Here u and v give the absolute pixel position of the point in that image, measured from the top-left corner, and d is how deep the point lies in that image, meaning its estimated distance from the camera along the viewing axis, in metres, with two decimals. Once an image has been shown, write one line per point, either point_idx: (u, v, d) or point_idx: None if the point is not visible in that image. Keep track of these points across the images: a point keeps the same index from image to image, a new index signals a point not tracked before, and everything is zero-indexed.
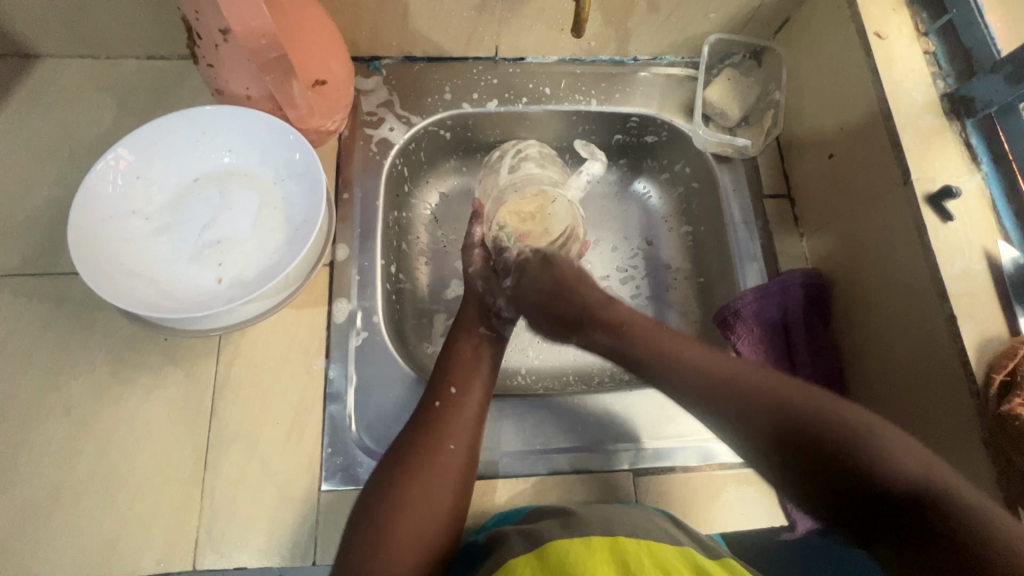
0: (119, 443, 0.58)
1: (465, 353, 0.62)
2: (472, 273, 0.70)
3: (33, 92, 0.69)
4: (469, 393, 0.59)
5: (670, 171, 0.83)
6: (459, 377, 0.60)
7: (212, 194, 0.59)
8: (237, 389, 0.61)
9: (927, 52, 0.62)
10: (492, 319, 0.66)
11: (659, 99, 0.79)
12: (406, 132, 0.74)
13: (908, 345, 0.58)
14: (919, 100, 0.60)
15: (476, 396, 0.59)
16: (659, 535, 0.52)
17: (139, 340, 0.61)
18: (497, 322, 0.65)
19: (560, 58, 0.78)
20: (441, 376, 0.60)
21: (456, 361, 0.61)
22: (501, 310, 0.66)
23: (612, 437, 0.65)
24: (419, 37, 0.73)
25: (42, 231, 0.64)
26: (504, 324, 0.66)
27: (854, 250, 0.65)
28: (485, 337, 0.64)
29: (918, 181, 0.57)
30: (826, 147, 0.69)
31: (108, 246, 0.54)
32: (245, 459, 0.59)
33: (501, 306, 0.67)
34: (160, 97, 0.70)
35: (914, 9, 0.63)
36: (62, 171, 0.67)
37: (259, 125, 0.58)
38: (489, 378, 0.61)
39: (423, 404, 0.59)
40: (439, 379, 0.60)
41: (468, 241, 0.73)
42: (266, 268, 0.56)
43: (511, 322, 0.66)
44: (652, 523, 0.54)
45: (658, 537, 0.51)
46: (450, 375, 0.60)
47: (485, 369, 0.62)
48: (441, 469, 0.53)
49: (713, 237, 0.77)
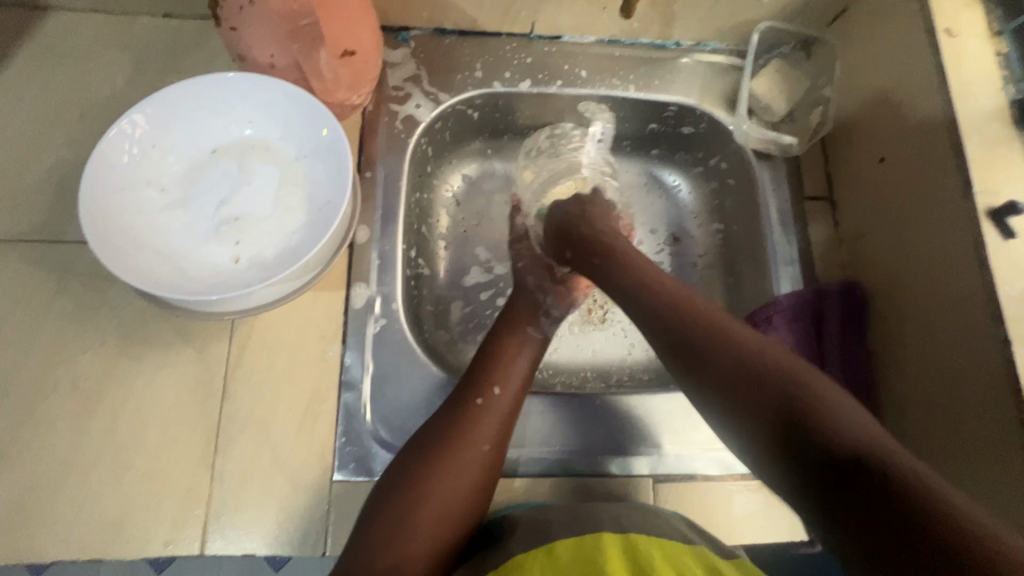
0: (129, 420, 0.57)
1: (509, 349, 0.60)
2: (522, 267, 0.68)
3: (41, 47, 0.65)
4: (508, 394, 0.57)
5: (704, 166, 0.79)
6: (501, 376, 0.58)
7: (230, 168, 0.56)
8: (250, 371, 0.59)
9: (999, 54, 0.58)
10: (540, 317, 0.64)
11: (701, 87, 0.74)
12: (433, 110, 0.70)
13: (953, 366, 0.55)
14: (987, 105, 0.56)
15: (515, 397, 0.57)
16: (673, 533, 0.51)
17: (150, 315, 0.59)
18: (545, 322, 0.64)
19: (598, 38, 0.74)
20: (484, 372, 0.58)
21: (498, 357, 0.59)
22: (549, 310, 0.66)
23: (633, 441, 0.63)
24: (451, 8, 0.69)
25: (50, 195, 0.61)
26: (551, 325, 0.65)
27: (900, 263, 0.62)
28: (531, 337, 0.62)
29: (980, 193, 0.53)
30: (877, 151, 0.65)
31: (122, 218, 0.51)
32: (257, 444, 0.57)
33: (550, 303, 0.66)
34: (175, 59, 0.66)
35: (988, 6, 0.59)
36: (72, 132, 0.63)
37: (282, 96, 0.55)
38: (527, 379, 0.59)
39: (460, 398, 0.56)
40: (480, 374, 0.58)
41: (518, 233, 0.71)
42: (286, 251, 0.53)
43: (557, 323, 0.66)
44: (666, 522, 0.52)
45: (669, 536, 0.50)
46: (493, 372, 0.58)
47: (523, 367, 0.60)
48: (466, 467, 0.52)
49: (747, 237, 0.73)
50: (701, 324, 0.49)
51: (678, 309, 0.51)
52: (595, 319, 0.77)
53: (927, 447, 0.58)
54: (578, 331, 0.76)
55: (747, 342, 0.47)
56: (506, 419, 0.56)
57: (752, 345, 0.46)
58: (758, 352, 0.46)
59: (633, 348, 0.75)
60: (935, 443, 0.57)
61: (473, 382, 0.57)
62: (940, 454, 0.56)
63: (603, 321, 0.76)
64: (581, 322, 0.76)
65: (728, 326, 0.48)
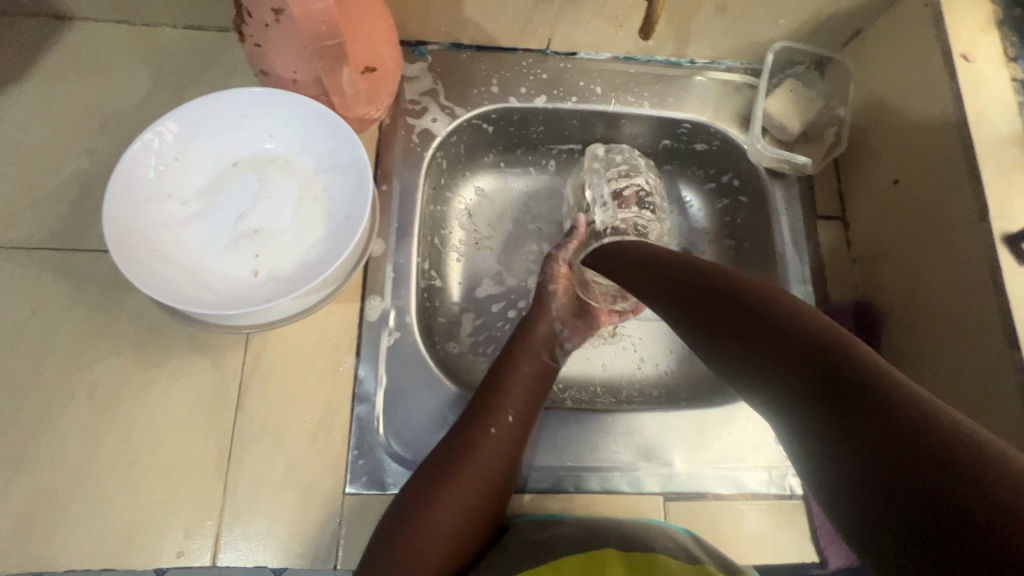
0: (143, 430, 0.57)
1: (526, 376, 0.61)
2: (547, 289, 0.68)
3: (64, 58, 0.66)
4: (520, 422, 0.58)
5: (715, 182, 0.79)
6: (515, 403, 0.58)
7: (250, 181, 0.56)
8: (264, 383, 0.59)
9: (1015, 79, 0.58)
10: (556, 348, 0.66)
11: (715, 105, 0.75)
12: (449, 124, 0.71)
13: (964, 390, 0.55)
14: (1004, 131, 0.56)
15: (527, 425, 0.58)
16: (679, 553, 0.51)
17: (167, 325, 0.59)
18: (561, 353, 0.66)
19: (614, 55, 0.75)
20: (499, 397, 0.58)
21: (515, 384, 0.60)
22: (565, 341, 0.67)
23: (644, 459, 0.63)
24: (470, 25, 0.69)
25: (70, 203, 0.62)
26: (563, 354, 0.67)
27: (915, 284, 0.62)
28: (547, 365, 0.63)
29: (997, 218, 0.54)
30: (890, 173, 0.66)
31: (144, 231, 0.52)
32: (270, 455, 0.57)
33: (565, 335, 0.67)
34: (196, 71, 0.67)
35: (1004, 32, 0.60)
36: (92, 142, 0.64)
37: (303, 112, 0.55)
38: (540, 409, 0.60)
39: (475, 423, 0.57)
40: (495, 403, 0.58)
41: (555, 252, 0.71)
42: (305, 265, 0.54)
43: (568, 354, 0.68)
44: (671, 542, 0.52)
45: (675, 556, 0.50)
46: (506, 398, 0.58)
47: (537, 396, 0.60)
48: (476, 498, 0.53)
49: (759, 255, 0.73)
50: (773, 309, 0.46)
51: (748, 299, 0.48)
52: (605, 333, 0.77)
53: None
54: (589, 344, 0.76)
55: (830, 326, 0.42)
56: (515, 448, 0.57)
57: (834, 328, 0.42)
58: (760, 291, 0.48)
59: (644, 363, 0.75)
60: None
61: (485, 410, 0.57)
62: None
63: (613, 335, 0.76)
64: (592, 336, 0.76)
65: (809, 311, 0.44)
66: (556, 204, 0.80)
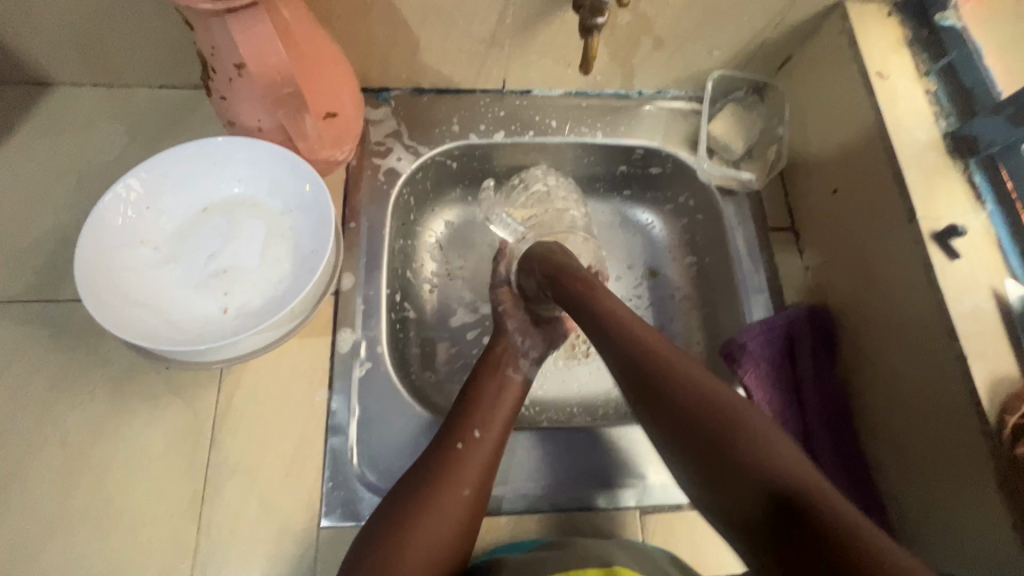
0: (117, 473, 0.57)
1: (488, 393, 0.62)
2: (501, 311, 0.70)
3: (44, 120, 0.70)
4: (489, 435, 0.58)
5: (673, 203, 0.83)
6: (481, 419, 0.59)
7: (219, 224, 0.59)
8: (238, 420, 0.60)
9: (929, 92, 0.63)
10: (520, 359, 0.67)
11: (664, 132, 0.79)
12: (413, 162, 0.75)
13: (914, 382, 0.57)
14: (921, 139, 0.61)
15: (495, 437, 0.59)
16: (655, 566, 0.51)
17: (141, 368, 0.61)
18: (526, 362, 0.67)
19: (566, 91, 0.80)
20: (465, 416, 0.60)
21: (478, 402, 0.61)
22: (530, 351, 0.68)
23: (619, 475, 0.63)
24: (428, 70, 0.74)
25: (47, 255, 0.64)
26: (533, 365, 0.67)
27: (862, 286, 0.64)
28: (511, 380, 0.64)
29: (924, 219, 0.57)
30: (829, 183, 0.70)
31: (116, 275, 0.54)
32: (244, 492, 0.57)
33: (528, 345, 0.68)
34: (171, 126, 0.71)
35: (914, 50, 0.65)
36: (70, 196, 0.67)
37: (269, 158, 0.58)
38: (507, 421, 0.61)
39: (443, 442, 0.58)
40: (461, 420, 0.59)
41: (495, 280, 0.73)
42: (272, 300, 0.56)
43: (539, 363, 0.69)
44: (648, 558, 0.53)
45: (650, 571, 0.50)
46: (472, 415, 0.60)
47: (506, 411, 0.62)
48: (448, 511, 0.53)
49: (718, 268, 0.76)
50: (714, 416, 0.49)
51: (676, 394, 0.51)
52: (578, 354, 0.78)
53: (904, 466, 0.58)
54: (563, 366, 0.77)
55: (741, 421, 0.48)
56: (485, 460, 0.57)
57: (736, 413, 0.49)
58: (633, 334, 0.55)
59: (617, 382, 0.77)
60: (908, 462, 0.58)
61: (453, 427, 0.59)
62: (916, 472, 0.57)
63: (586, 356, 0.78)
64: (565, 357, 0.78)
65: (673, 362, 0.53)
66: (474, 224, 0.83)
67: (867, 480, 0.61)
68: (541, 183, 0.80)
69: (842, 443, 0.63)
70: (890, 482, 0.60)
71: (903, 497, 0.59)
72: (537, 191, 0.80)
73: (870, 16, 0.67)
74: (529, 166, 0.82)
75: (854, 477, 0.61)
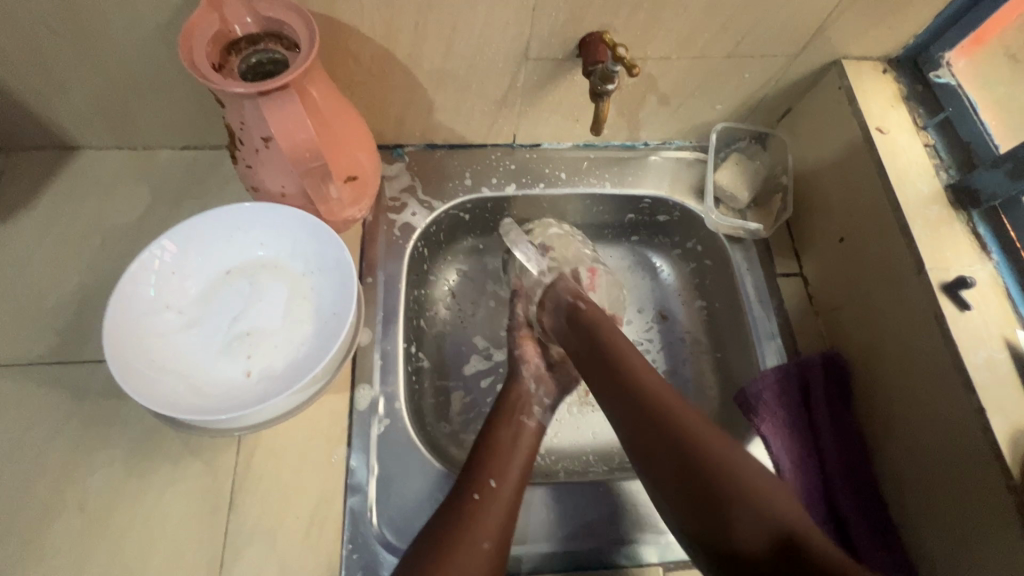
0: (136, 539, 0.57)
1: (504, 440, 0.62)
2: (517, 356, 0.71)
3: (69, 183, 0.72)
4: (506, 485, 0.58)
5: (682, 248, 0.85)
6: (498, 469, 0.59)
7: (242, 287, 0.60)
8: (257, 481, 0.60)
9: (927, 145, 0.66)
10: (534, 407, 0.67)
11: (671, 181, 0.81)
12: (428, 216, 0.77)
13: (932, 432, 0.57)
14: (924, 191, 0.63)
15: (513, 486, 0.58)
16: None
17: (161, 429, 0.61)
18: (540, 410, 0.66)
19: (574, 144, 0.82)
20: (482, 466, 0.59)
21: (494, 451, 0.61)
22: (545, 398, 0.68)
23: (641, 529, 0.62)
24: (441, 128, 0.76)
25: (70, 316, 0.65)
26: (546, 412, 0.67)
27: (875, 334, 0.65)
28: (526, 426, 0.64)
29: (932, 270, 0.59)
30: (837, 232, 0.71)
31: (142, 342, 0.55)
32: (263, 556, 0.57)
33: (542, 391, 0.69)
34: (194, 186, 0.73)
35: (911, 105, 0.68)
36: (93, 258, 0.68)
37: (292, 222, 0.60)
38: (524, 470, 0.60)
39: (461, 493, 0.58)
40: (478, 469, 0.59)
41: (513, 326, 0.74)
42: (295, 362, 0.56)
43: (552, 410, 0.69)
44: None
45: None
46: (490, 465, 0.59)
47: (521, 459, 0.61)
48: (467, 568, 0.52)
49: (729, 314, 0.77)
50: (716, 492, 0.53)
51: (724, 481, 0.53)
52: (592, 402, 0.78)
53: (928, 517, 0.58)
54: (577, 414, 0.77)
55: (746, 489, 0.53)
56: (501, 510, 0.57)
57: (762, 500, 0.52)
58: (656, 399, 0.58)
59: None
60: (932, 513, 0.57)
61: (468, 477, 0.59)
62: (941, 523, 0.57)
63: None
64: (579, 404, 0.78)
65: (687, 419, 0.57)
66: (489, 276, 0.84)
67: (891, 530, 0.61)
68: (557, 229, 0.81)
69: (863, 494, 0.62)
70: (915, 533, 0.59)
71: (931, 550, 0.58)
72: (552, 237, 0.80)
73: (866, 74, 0.70)
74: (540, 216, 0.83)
75: (877, 527, 0.61)
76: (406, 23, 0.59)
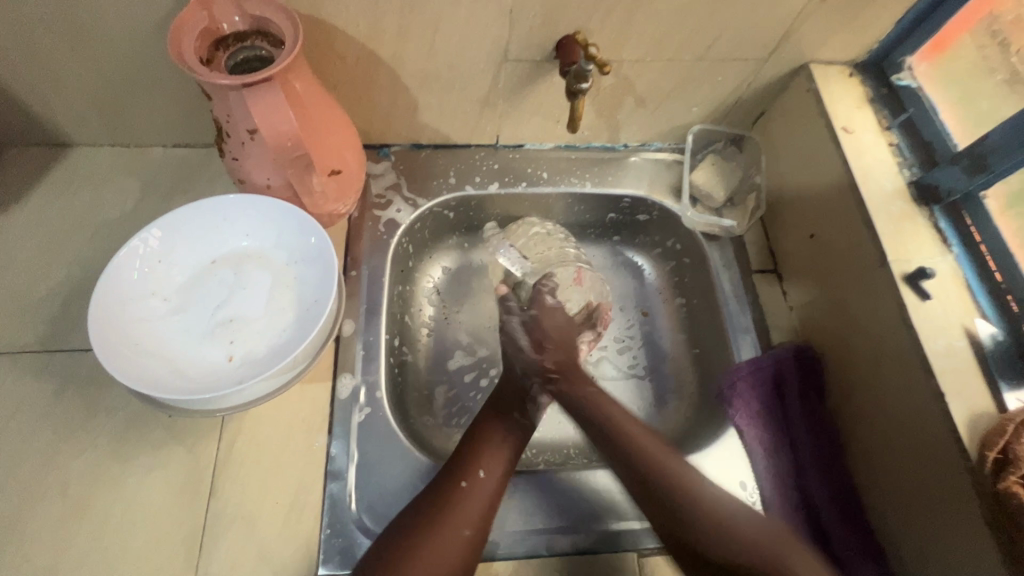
0: (115, 524, 0.57)
1: (496, 433, 0.63)
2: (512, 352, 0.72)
3: (61, 178, 0.74)
4: (492, 478, 0.59)
5: (661, 247, 0.87)
6: (489, 461, 0.60)
7: (227, 277, 0.62)
8: (238, 467, 0.61)
9: (892, 144, 0.69)
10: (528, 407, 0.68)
11: (650, 181, 0.84)
12: (412, 213, 0.79)
13: (897, 417, 0.59)
14: (888, 188, 0.66)
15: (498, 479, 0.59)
16: None
17: (144, 415, 0.62)
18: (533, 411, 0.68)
19: (556, 145, 0.84)
20: (470, 458, 0.60)
21: (482, 442, 0.62)
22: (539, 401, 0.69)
23: (616, 516, 0.64)
24: (426, 128, 0.79)
25: (58, 306, 0.67)
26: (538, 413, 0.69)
27: (843, 326, 0.67)
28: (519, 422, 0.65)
29: (895, 262, 0.61)
30: (808, 228, 0.73)
31: (127, 327, 0.56)
32: (242, 540, 0.58)
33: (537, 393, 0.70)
34: (184, 182, 0.75)
35: (877, 107, 0.71)
36: (83, 250, 0.70)
37: (277, 213, 0.62)
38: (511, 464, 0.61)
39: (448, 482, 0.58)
40: (467, 460, 0.60)
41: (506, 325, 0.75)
42: (276, 348, 0.58)
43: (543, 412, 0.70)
44: None
45: None
46: (479, 456, 0.61)
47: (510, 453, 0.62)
48: (441, 551, 0.53)
49: (706, 310, 0.79)
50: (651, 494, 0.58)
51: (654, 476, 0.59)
52: None
53: (895, 502, 0.59)
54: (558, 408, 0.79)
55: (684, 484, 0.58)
56: (484, 499, 0.58)
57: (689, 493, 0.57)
58: (597, 410, 0.65)
59: None
60: (899, 498, 0.59)
61: (456, 465, 0.60)
62: (907, 507, 0.58)
63: None
64: None
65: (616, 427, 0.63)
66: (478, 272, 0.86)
67: (860, 516, 0.62)
68: (541, 227, 0.85)
69: (834, 482, 0.63)
70: (884, 518, 0.61)
71: (899, 535, 0.59)
72: (536, 234, 0.85)
73: (833, 78, 0.73)
74: (525, 216, 0.86)
75: (847, 514, 0.62)
76: (389, 24, 0.62)
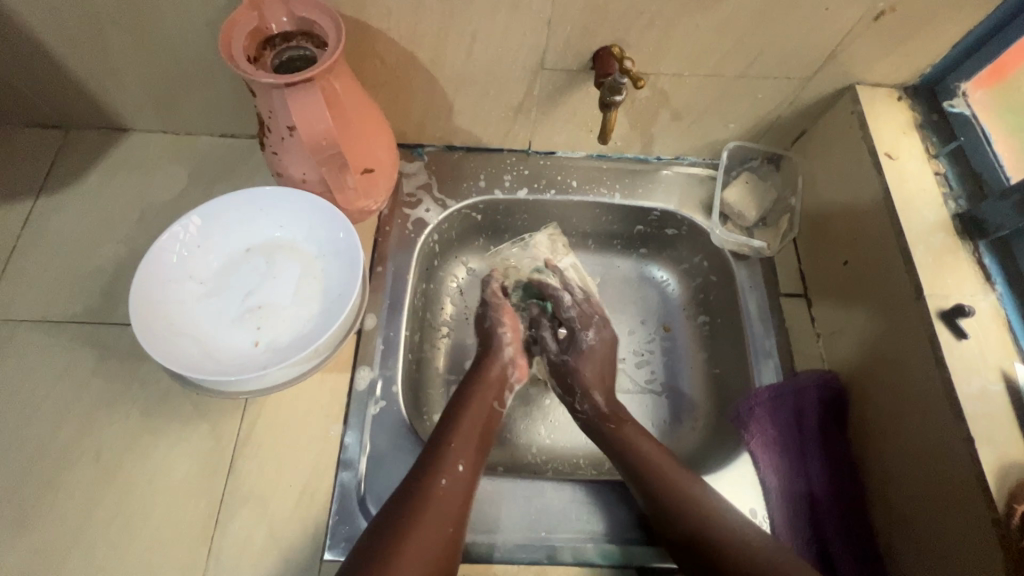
0: (141, 491, 0.61)
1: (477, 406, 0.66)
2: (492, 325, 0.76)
3: (116, 160, 0.79)
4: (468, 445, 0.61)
5: (689, 262, 0.85)
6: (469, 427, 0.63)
7: (259, 265, 0.65)
8: (256, 448, 0.63)
9: (938, 173, 0.66)
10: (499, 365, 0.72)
11: (680, 196, 0.83)
12: (440, 214, 0.80)
13: (922, 459, 0.57)
14: (930, 218, 0.63)
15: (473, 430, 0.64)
16: None
17: (174, 392, 0.65)
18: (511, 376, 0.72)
19: (588, 153, 0.84)
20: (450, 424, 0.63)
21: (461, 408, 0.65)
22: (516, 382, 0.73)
23: (621, 531, 0.63)
24: (459, 130, 0.80)
25: (107, 280, 0.71)
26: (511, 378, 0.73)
27: (872, 359, 0.64)
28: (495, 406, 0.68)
29: (931, 296, 0.59)
30: (843, 254, 0.71)
31: (165, 307, 0.60)
32: (255, 519, 0.60)
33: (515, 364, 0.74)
34: (227, 171, 0.78)
35: (925, 133, 0.69)
36: (131, 230, 0.74)
37: (309, 207, 0.64)
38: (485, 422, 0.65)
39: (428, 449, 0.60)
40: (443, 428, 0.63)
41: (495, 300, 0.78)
42: (300, 338, 0.60)
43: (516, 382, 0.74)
44: None
45: None
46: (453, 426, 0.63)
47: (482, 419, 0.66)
48: (431, 506, 0.55)
49: (729, 330, 0.77)
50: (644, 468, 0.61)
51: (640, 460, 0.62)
52: None
53: (915, 545, 0.57)
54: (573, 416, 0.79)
55: (666, 472, 0.60)
56: (461, 500, 0.57)
57: (679, 482, 0.59)
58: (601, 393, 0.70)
59: None
60: (920, 542, 0.56)
61: (438, 461, 0.59)
62: (928, 552, 0.55)
63: None
64: None
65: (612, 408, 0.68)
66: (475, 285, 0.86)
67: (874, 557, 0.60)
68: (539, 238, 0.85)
69: (849, 519, 0.62)
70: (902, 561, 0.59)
71: None
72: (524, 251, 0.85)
73: (879, 101, 0.70)
74: (553, 222, 0.86)
75: (861, 553, 0.60)
76: (429, 29, 0.63)
